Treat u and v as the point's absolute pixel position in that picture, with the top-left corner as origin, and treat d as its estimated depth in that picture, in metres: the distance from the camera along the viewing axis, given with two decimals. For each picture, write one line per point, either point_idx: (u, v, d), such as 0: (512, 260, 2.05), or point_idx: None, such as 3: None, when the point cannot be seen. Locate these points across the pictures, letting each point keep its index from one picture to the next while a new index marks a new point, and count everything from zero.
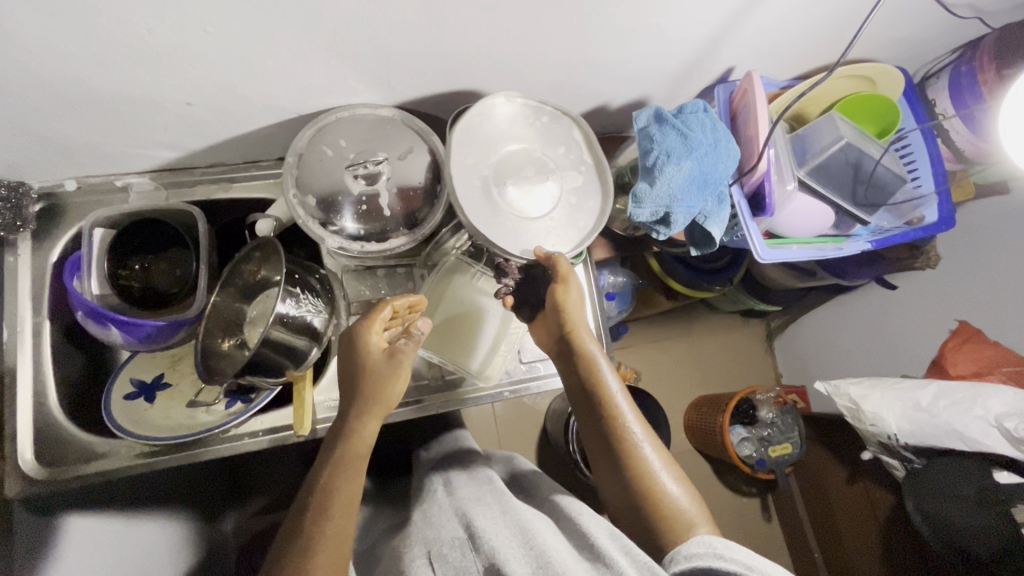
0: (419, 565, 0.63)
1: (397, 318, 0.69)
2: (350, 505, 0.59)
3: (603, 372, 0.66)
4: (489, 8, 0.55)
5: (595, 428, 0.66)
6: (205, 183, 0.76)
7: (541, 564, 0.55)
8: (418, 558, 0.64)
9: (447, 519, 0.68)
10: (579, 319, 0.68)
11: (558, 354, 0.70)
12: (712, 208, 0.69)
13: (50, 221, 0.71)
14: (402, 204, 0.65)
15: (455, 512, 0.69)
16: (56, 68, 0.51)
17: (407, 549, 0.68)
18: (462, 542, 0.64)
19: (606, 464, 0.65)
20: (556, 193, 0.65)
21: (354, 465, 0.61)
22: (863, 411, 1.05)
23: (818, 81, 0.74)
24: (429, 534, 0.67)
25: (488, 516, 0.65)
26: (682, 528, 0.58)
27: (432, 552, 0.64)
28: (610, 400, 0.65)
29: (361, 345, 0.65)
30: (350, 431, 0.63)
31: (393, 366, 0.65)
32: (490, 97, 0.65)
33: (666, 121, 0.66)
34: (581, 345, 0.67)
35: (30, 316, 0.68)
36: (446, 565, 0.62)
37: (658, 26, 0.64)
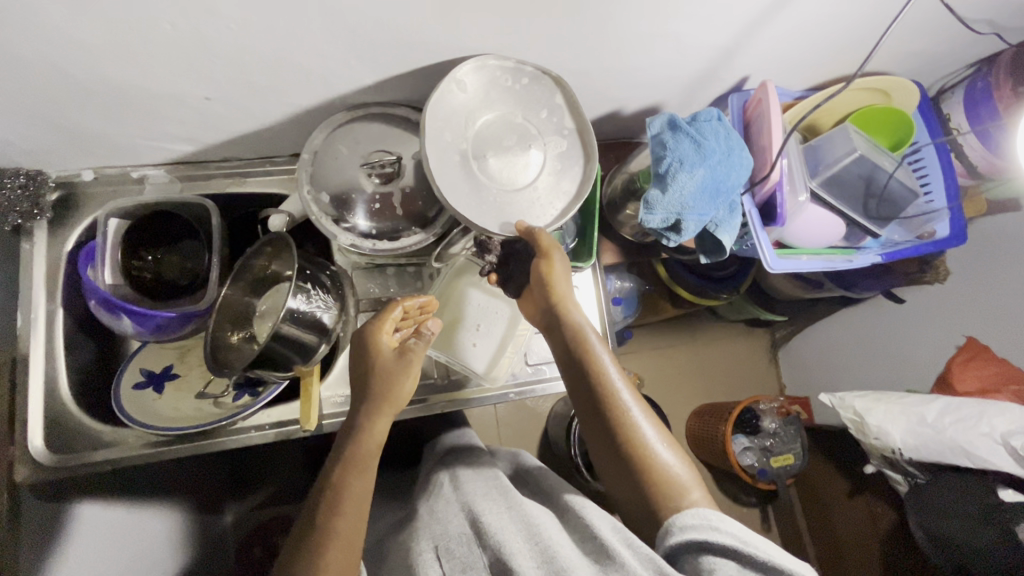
0: (427, 560, 0.64)
1: (408, 319, 0.70)
2: (360, 499, 0.60)
3: (590, 345, 0.66)
4: (508, 11, 0.56)
5: (584, 401, 0.66)
6: (220, 176, 0.76)
7: (547, 559, 0.58)
8: (425, 551, 0.65)
9: (453, 515, 0.69)
10: (565, 291, 0.67)
11: (544, 327, 0.69)
12: (724, 216, 0.69)
13: (66, 210, 0.72)
14: (414, 204, 0.65)
15: (462, 508, 0.69)
16: (80, 59, 0.52)
17: (415, 544, 0.68)
18: (468, 537, 0.65)
19: (598, 437, 0.65)
20: (540, 161, 0.65)
21: (365, 460, 0.62)
22: (867, 424, 1.05)
23: (832, 93, 0.74)
24: (435, 529, 0.68)
25: (494, 510, 0.66)
26: (673, 496, 0.59)
27: (439, 547, 0.65)
28: (598, 372, 0.65)
29: (370, 337, 0.66)
30: (361, 428, 0.63)
31: (405, 365, 0.65)
32: (463, 64, 0.61)
33: (679, 128, 0.66)
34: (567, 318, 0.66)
35: (43, 303, 0.69)
36: (453, 560, 0.63)
37: (674, 33, 0.64)
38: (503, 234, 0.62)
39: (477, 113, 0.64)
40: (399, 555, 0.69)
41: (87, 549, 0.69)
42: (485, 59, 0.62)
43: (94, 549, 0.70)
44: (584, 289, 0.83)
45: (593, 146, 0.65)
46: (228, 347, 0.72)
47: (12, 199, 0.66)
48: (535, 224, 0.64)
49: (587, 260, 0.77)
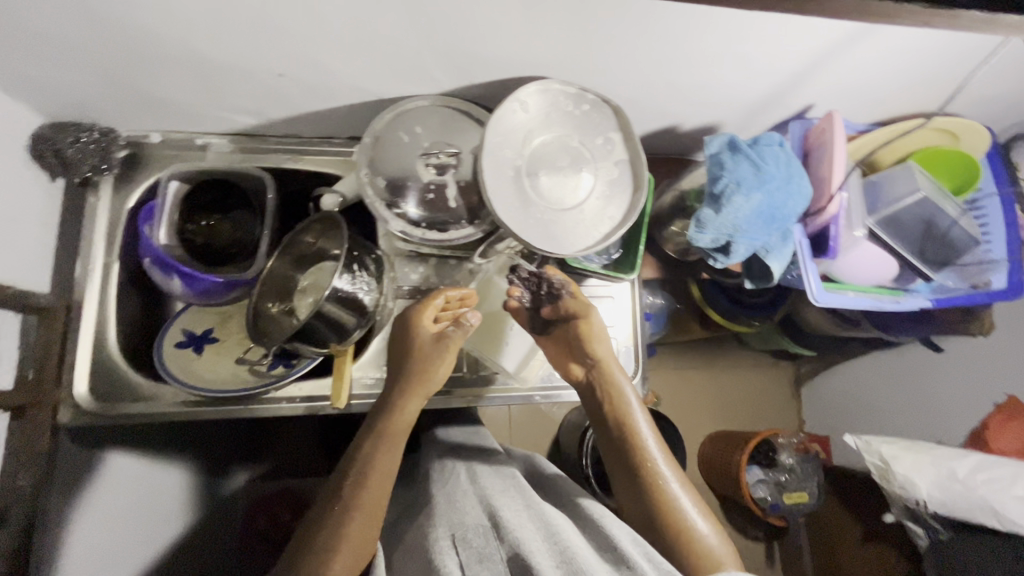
0: (443, 545, 0.63)
1: (447, 310, 0.71)
2: (383, 479, 0.61)
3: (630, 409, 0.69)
4: (582, 17, 0.56)
5: (618, 463, 0.67)
6: (278, 151, 0.78)
7: (564, 560, 0.57)
8: (441, 539, 0.64)
9: (470, 507, 0.70)
10: (607, 354, 0.71)
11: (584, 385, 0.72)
12: (776, 243, 0.67)
13: (132, 169, 0.74)
14: (468, 199, 0.65)
15: (480, 501, 0.70)
16: (170, 24, 0.54)
17: (432, 529, 0.67)
18: (486, 530, 0.65)
19: (632, 502, 0.65)
20: (589, 184, 0.66)
21: (389, 448, 0.62)
22: (892, 471, 1.02)
23: (909, 130, 0.73)
24: (451, 518, 0.68)
25: (513, 509, 0.67)
26: (709, 567, 0.59)
27: (455, 535, 0.65)
28: (634, 435, 0.67)
29: (410, 324, 0.68)
30: (393, 406, 0.65)
31: (441, 351, 0.67)
32: (527, 85, 0.63)
33: (740, 150, 0.65)
34: (610, 379, 0.70)
35: (101, 255, 0.71)
36: (469, 550, 0.63)
37: (745, 55, 0.63)
38: (545, 249, 0.63)
39: (535, 133, 0.66)
40: (412, 541, 0.69)
41: (108, 501, 0.71)
42: (551, 85, 0.64)
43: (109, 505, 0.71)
44: (620, 300, 0.83)
45: (643, 177, 0.66)
46: (267, 315, 0.74)
47: (84, 152, 0.69)
48: (580, 244, 0.66)
49: (627, 273, 0.76)
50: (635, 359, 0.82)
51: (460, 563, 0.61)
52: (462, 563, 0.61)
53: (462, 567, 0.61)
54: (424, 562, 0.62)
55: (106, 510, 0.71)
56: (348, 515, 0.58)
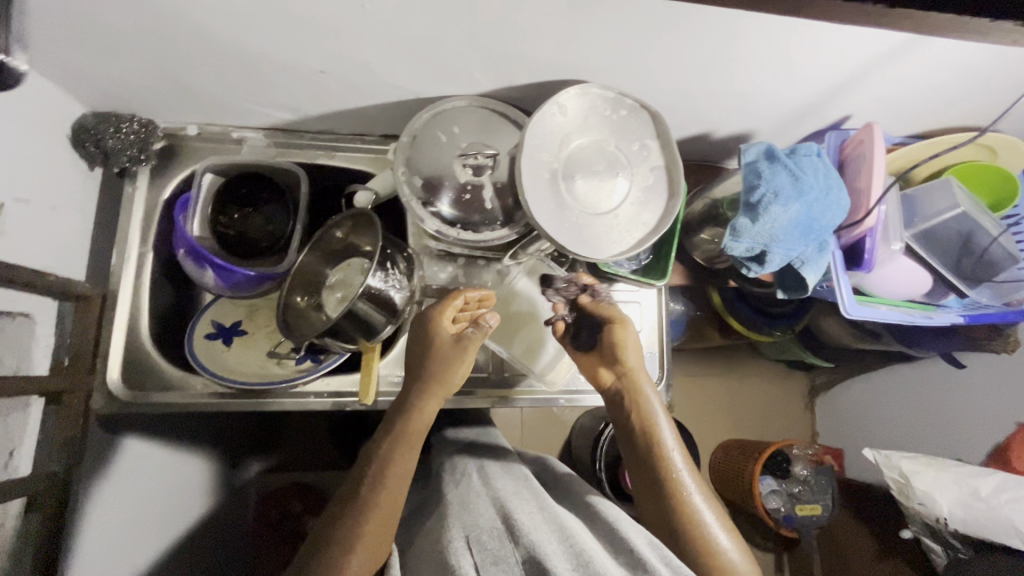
0: (457, 547, 0.62)
1: (466, 310, 0.70)
2: (399, 478, 0.61)
3: (656, 419, 0.68)
4: (627, 22, 0.56)
5: (641, 473, 0.67)
6: (311, 147, 0.78)
7: (581, 563, 0.57)
8: (456, 539, 0.64)
9: (482, 507, 0.69)
10: (637, 363, 0.70)
11: (610, 393, 0.72)
12: (812, 254, 0.67)
13: (169, 160, 0.75)
14: (503, 200, 0.65)
15: (493, 502, 0.70)
16: (220, 18, 0.55)
17: (444, 530, 0.67)
18: (500, 531, 0.65)
19: (654, 514, 0.65)
20: (625, 189, 0.66)
21: (405, 448, 0.62)
22: (912, 487, 1.01)
23: (959, 146, 0.72)
24: (465, 519, 0.67)
25: (527, 511, 0.66)
26: None
27: (470, 537, 0.64)
28: (660, 446, 0.66)
29: (430, 324, 0.67)
30: (411, 407, 0.65)
31: (461, 352, 0.67)
32: (567, 89, 0.63)
33: (777, 159, 0.65)
34: (638, 389, 0.69)
35: (136, 245, 0.72)
36: (483, 551, 0.63)
37: (788, 64, 0.63)
38: (579, 253, 0.64)
39: (572, 137, 0.66)
40: (427, 539, 0.69)
41: (116, 492, 0.70)
42: (589, 89, 0.65)
43: (117, 494, 0.70)
44: (646, 306, 0.83)
45: (680, 184, 0.66)
46: (295, 310, 0.75)
47: (124, 142, 0.70)
48: (613, 248, 0.65)
49: (657, 278, 0.76)
50: (659, 364, 0.82)
51: (474, 563, 0.61)
52: (477, 565, 0.61)
53: (478, 568, 0.61)
54: (439, 562, 0.62)
55: (122, 497, 0.71)
56: (366, 512, 0.58)
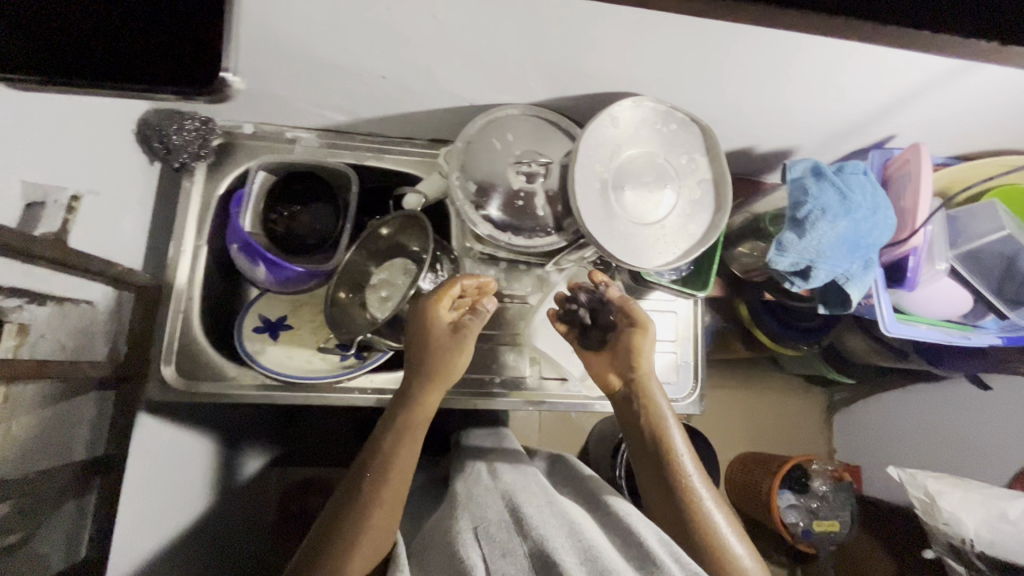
0: (466, 537, 0.62)
1: (464, 298, 0.71)
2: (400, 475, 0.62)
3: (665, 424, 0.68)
4: (686, 40, 0.58)
5: (648, 475, 0.67)
6: (360, 148, 0.80)
7: (589, 557, 0.56)
8: (464, 531, 0.63)
9: (490, 501, 0.68)
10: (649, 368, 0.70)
11: (620, 395, 0.71)
12: (856, 271, 0.67)
13: (225, 156, 0.77)
14: (555, 208, 0.67)
15: (502, 495, 0.69)
16: (296, 23, 0.57)
17: (452, 521, 0.67)
18: (508, 524, 0.64)
19: (664, 515, 0.65)
20: (673, 201, 0.68)
21: (403, 443, 0.64)
22: (937, 507, 1.00)
23: (1011, 169, 0.72)
24: (474, 513, 0.66)
25: (537, 508, 0.66)
26: None
27: (479, 528, 0.63)
28: (670, 449, 0.66)
29: (424, 315, 0.67)
30: (413, 401, 0.66)
31: (458, 341, 0.67)
32: (621, 101, 0.65)
33: (825, 177, 0.66)
34: (648, 394, 0.69)
35: (192, 238, 0.74)
36: (491, 543, 0.61)
37: (840, 83, 0.64)
38: (627, 262, 0.65)
39: (623, 147, 0.67)
40: (436, 530, 0.68)
41: (149, 472, 0.71)
42: (643, 102, 0.66)
43: (144, 475, 0.70)
44: (680, 316, 0.84)
45: (728, 197, 0.67)
46: (339, 305, 0.77)
47: (188, 139, 0.72)
48: (659, 258, 0.67)
49: (699, 289, 0.76)
50: (694, 373, 0.83)
51: (483, 556, 0.60)
52: (485, 557, 0.60)
53: (485, 560, 0.60)
54: (447, 556, 0.60)
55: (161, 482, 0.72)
56: (369, 510, 0.59)
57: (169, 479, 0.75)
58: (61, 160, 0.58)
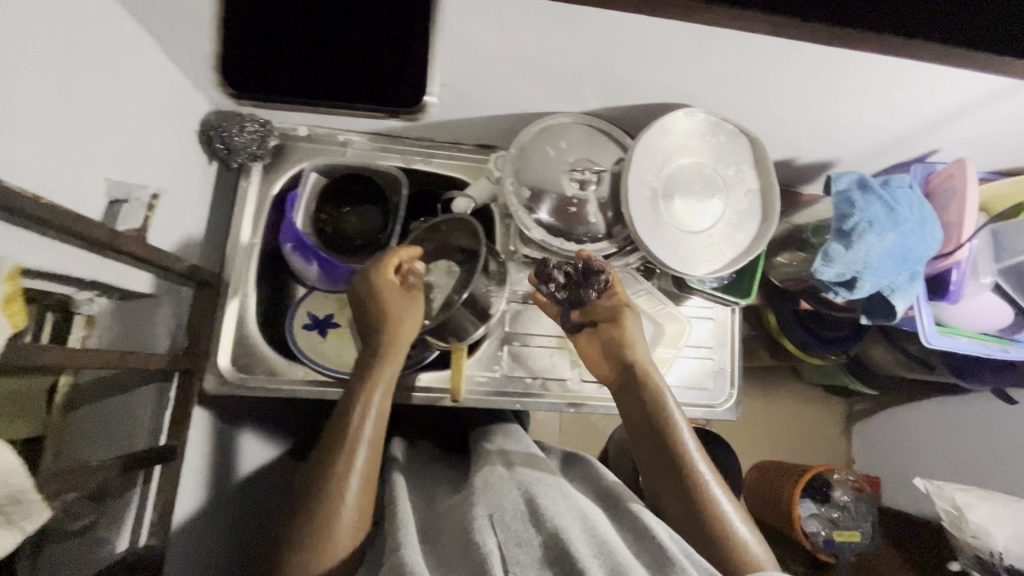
0: (481, 524, 0.56)
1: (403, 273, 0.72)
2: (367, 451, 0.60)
3: (666, 404, 0.63)
4: (741, 56, 0.60)
5: (649, 458, 0.62)
6: (409, 151, 0.82)
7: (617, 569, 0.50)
8: (480, 517, 0.57)
9: (505, 486, 0.62)
10: (644, 349, 0.67)
11: (613, 382, 0.68)
12: (902, 283, 0.69)
13: (280, 158, 0.79)
14: (606, 215, 0.69)
15: (517, 484, 0.62)
16: None
17: (464, 508, 0.60)
18: (525, 515, 0.58)
19: (673, 500, 0.59)
20: (721, 210, 0.69)
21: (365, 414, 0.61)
22: (966, 520, 1.00)
23: None
24: (489, 497, 0.60)
25: (554, 502, 0.59)
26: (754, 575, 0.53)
27: (494, 515, 0.57)
28: (674, 431, 0.61)
29: (374, 287, 0.69)
30: (371, 375, 0.64)
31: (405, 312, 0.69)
32: (674, 112, 0.67)
33: (871, 190, 0.67)
34: (644, 373, 0.65)
35: (248, 236, 0.76)
36: (506, 532, 0.56)
37: (889, 98, 0.66)
38: (676, 269, 0.66)
39: (674, 157, 0.69)
40: (447, 511, 0.62)
41: (200, 463, 0.72)
42: (696, 113, 0.68)
43: (195, 467, 0.71)
44: (719, 323, 0.84)
45: (775, 208, 0.69)
46: None
47: (247, 140, 0.75)
48: (707, 266, 0.68)
49: (741, 298, 0.78)
50: (731, 380, 0.83)
51: (498, 543, 0.54)
52: (501, 544, 0.54)
53: (501, 548, 0.54)
54: (462, 542, 0.55)
55: (210, 475, 0.74)
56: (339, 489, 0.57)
57: (216, 472, 0.76)
58: (137, 158, 0.61)
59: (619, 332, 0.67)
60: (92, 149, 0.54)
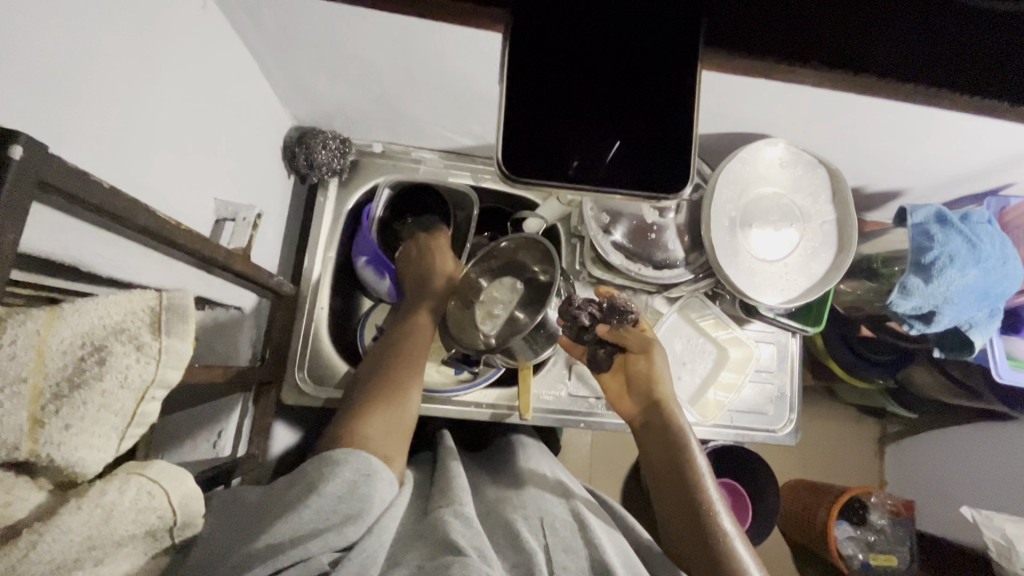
0: (526, 525, 0.56)
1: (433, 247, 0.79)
2: (403, 404, 0.61)
3: (688, 444, 0.64)
4: (823, 94, 0.61)
5: (668, 494, 0.62)
6: (480, 170, 0.83)
7: None
8: (525, 519, 0.57)
9: (551, 497, 0.62)
10: (670, 389, 0.69)
11: (635, 418, 0.69)
12: (980, 318, 0.70)
13: (355, 173, 0.81)
14: (683, 241, 0.74)
15: (563, 495, 0.63)
16: (452, 54, 0.62)
17: (500, 513, 0.59)
18: (573, 525, 0.57)
19: (685, 539, 0.58)
20: (796, 240, 0.70)
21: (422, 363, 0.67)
22: (1017, 552, 0.93)
23: None
24: (539, 503, 0.61)
25: (601, 528, 0.58)
26: None
27: (544, 519, 0.58)
28: (693, 470, 0.61)
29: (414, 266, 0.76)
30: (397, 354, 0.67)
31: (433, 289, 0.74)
32: (758, 143, 0.68)
33: (950, 224, 0.67)
34: (668, 412, 0.66)
35: (323, 249, 0.78)
36: (555, 536, 0.56)
37: (972, 134, 0.66)
38: (751, 298, 0.67)
39: (752, 186, 0.71)
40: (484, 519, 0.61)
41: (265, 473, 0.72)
42: (778, 143, 0.69)
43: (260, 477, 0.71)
44: (782, 347, 0.82)
45: (852, 239, 0.69)
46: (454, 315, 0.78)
47: (329, 156, 0.77)
48: (783, 295, 0.69)
49: (813, 326, 0.78)
50: (791, 405, 0.81)
51: (542, 545, 0.54)
52: (546, 546, 0.54)
53: (546, 551, 0.54)
54: (508, 535, 0.55)
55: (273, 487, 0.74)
56: (392, 412, 0.60)
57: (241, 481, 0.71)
58: (233, 178, 0.63)
59: (647, 367, 0.69)
60: (203, 172, 0.57)
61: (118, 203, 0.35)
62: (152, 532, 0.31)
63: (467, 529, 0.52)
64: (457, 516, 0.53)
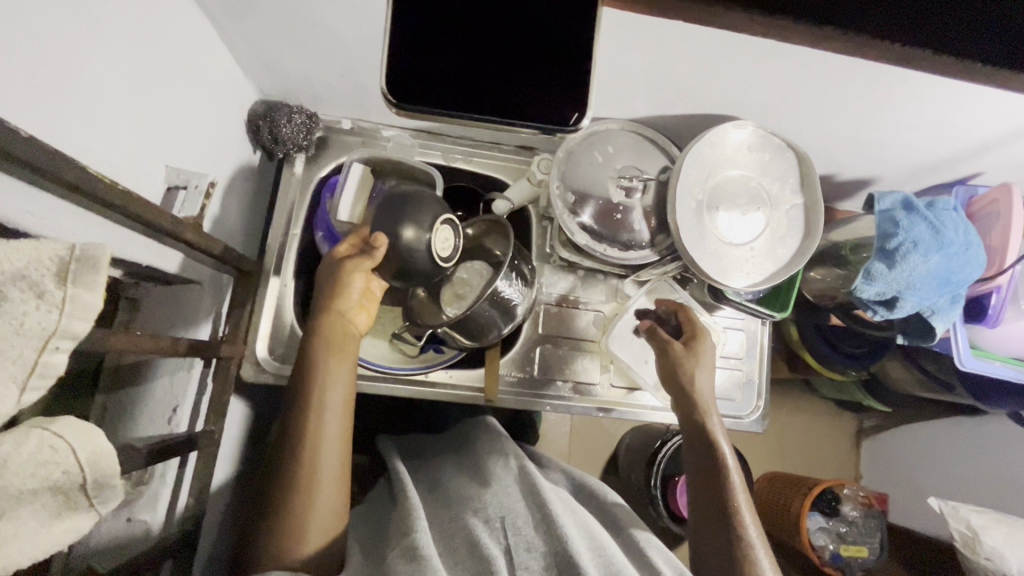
0: (487, 527, 0.55)
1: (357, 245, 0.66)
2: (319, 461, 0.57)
3: (713, 437, 0.64)
4: (787, 76, 0.61)
5: (695, 486, 0.63)
6: (450, 149, 0.82)
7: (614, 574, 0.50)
8: (488, 518, 0.56)
9: (515, 486, 0.61)
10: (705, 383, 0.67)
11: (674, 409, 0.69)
12: (942, 305, 0.70)
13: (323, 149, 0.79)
14: (650, 222, 0.73)
15: (521, 481, 0.62)
16: None
17: (467, 518, 0.57)
18: (532, 518, 0.56)
19: (707, 532, 0.60)
20: (762, 224, 0.70)
21: (324, 421, 0.59)
22: (980, 541, 0.93)
23: None
24: (500, 497, 0.59)
25: (564, 513, 0.57)
26: None
27: (505, 518, 0.56)
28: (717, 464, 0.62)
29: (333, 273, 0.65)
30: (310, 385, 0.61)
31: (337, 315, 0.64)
32: (725, 127, 0.68)
33: (915, 210, 0.67)
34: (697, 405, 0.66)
35: (288, 225, 0.76)
36: (517, 535, 0.54)
37: (940, 121, 0.66)
38: (711, 279, 0.67)
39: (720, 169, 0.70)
40: (453, 514, 0.59)
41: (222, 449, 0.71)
42: (744, 125, 0.69)
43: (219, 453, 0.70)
44: (751, 335, 0.82)
45: (818, 224, 0.69)
46: (421, 303, 0.74)
47: (294, 131, 0.76)
48: (746, 278, 0.68)
49: (780, 311, 0.78)
50: (759, 391, 0.81)
51: (504, 547, 0.53)
52: (507, 548, 0.53)
53: (508, 552, 0.53)
54: (468, 539, 0.54)
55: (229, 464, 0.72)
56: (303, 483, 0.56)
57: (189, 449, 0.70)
58: (189, 147, 0.62)
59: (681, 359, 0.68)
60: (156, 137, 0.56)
61: (45, 156, 0.34)
62: (57, 489, 0.30)
63: (410, 564, 0.48)
64: (404, 555, 0.49)
